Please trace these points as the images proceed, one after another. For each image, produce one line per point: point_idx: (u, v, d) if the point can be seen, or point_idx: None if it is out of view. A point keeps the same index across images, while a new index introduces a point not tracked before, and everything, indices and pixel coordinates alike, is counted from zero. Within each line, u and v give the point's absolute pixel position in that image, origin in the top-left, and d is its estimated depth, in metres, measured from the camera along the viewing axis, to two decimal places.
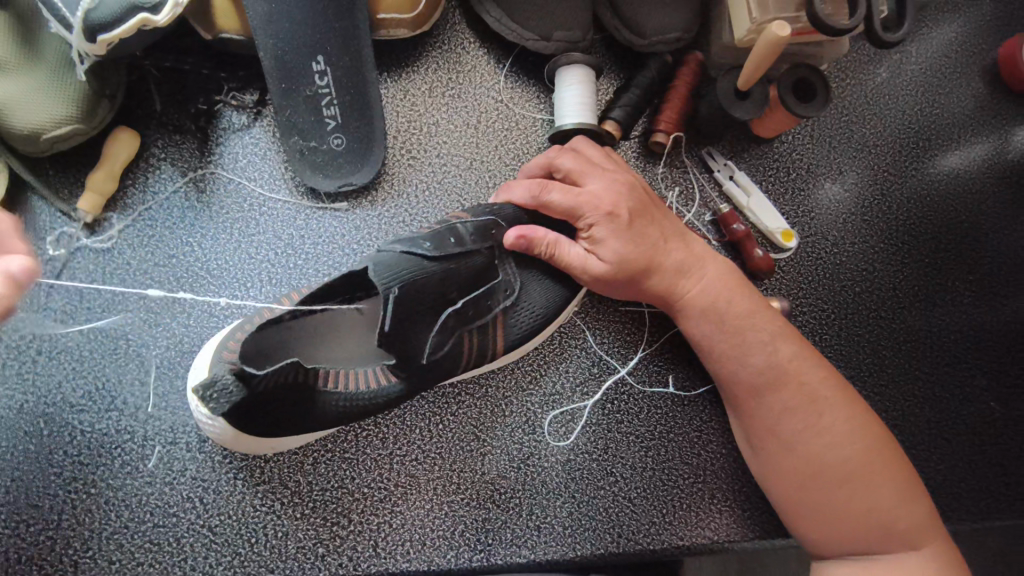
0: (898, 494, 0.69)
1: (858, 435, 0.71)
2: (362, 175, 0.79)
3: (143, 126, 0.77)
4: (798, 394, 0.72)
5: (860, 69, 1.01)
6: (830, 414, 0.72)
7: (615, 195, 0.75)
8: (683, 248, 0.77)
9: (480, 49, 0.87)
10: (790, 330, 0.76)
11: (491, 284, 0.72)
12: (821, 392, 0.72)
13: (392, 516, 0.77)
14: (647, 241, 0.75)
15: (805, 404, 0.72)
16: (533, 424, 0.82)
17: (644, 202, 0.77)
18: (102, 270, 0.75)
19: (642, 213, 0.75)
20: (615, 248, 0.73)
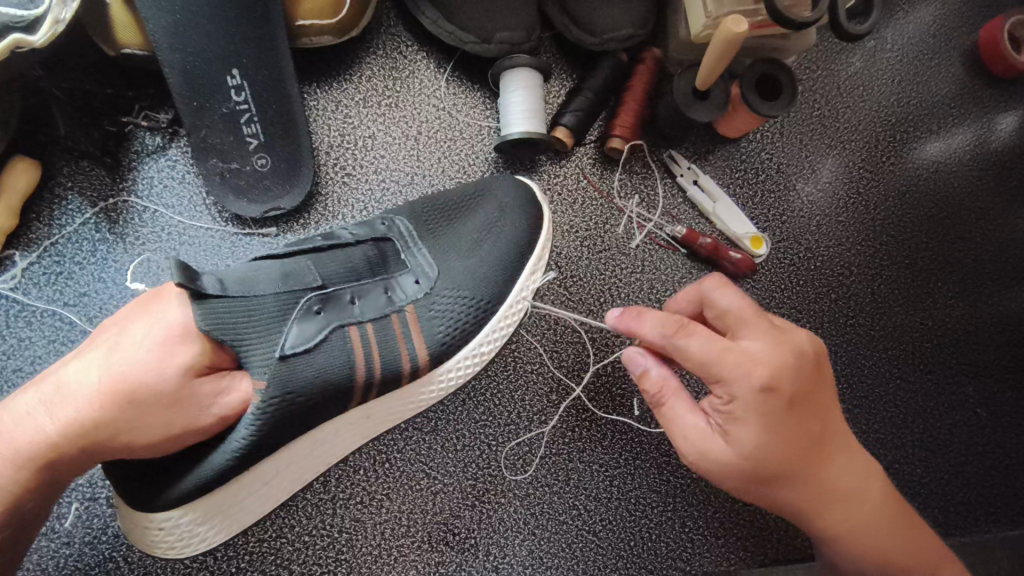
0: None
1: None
2: (291, 198, 0.72)
3: (47, 154, 0.71)
4: (829, 487, 0.60)
5: (831, 58, 0.95)
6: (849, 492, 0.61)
7: (716, 375, 0.56)
8: (779, 432, 0.56)
9: (418, 53, 0.81)
10: (807, 396, 0.57)
11: (381, 281, 0.67)
12: (889, 546, 0.62)
13: (336, 565, 0.72)
14: (778, 435, 0.56)
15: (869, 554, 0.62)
16: (488, 457, 0.76)
17: (787, 369, 0.56)
18: (6, 313, 0.68)
19: (772, 394, 0.55)
20: (736, 439, 0.56)
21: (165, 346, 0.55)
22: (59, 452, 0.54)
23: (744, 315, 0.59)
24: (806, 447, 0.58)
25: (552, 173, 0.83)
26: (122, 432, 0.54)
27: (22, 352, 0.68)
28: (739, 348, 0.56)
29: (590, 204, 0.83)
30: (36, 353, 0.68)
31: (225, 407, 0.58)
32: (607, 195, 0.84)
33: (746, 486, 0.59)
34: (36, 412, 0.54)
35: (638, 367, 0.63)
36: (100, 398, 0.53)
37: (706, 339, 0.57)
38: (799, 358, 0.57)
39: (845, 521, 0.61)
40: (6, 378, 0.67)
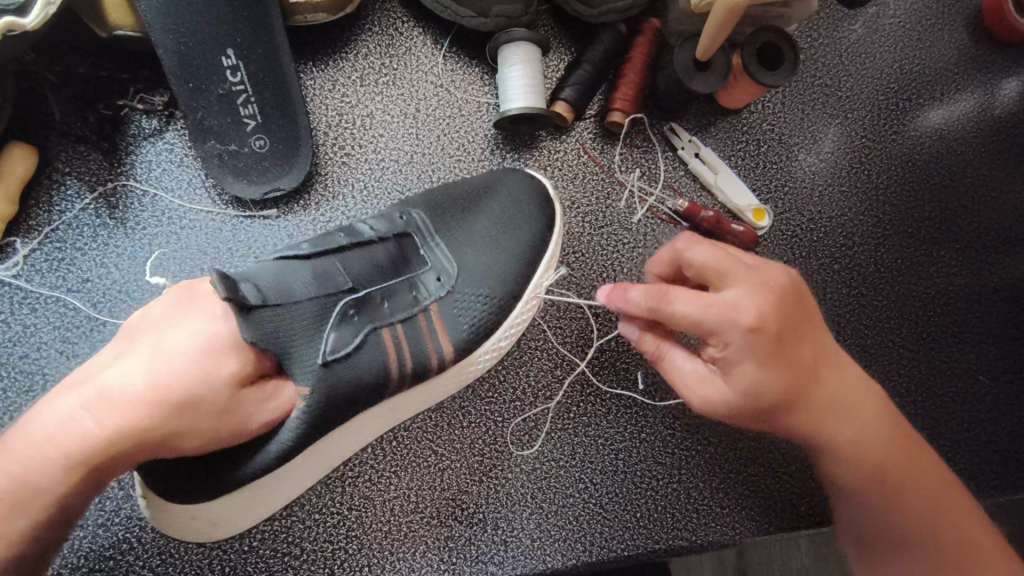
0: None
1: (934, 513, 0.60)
2: (291, 179, 0.72)
3: (43, 139, 0.70)
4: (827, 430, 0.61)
5: (833, 26, 0.94)
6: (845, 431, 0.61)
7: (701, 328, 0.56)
8: (771, 370, 0.56)
9: (414, 29, 0.79)
10: (792, 339, 0.57)
11: (405, 280, 0.67)
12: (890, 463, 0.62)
13: (347, 542, 0.73)
14: (770, 374, 0.56)
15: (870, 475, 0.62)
16: (495, 434, 0.77)
17: (772, 311, 0.55)
18: (10, 300, 0.69)
19: (761, 336, 0.54)
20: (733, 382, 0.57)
21: (211, 354, 0.55)
22: (100, 458, 0.52)
23: (721, 266, 0.57)
24: (797, 382, 0.58)
25: (551, 148, 0.82)
26: (169, 439, 0.54)
27: (27, 339, 0.68)
28: (720, 296, 0.55)
29: (590, 179, 0.83)
30: (41, 340, 0.68)
31: (269, 412, 0.58)
32: (607, 170, 0.83)
33: (745, 422, 0.60)
34: (73, 419, 0.52)
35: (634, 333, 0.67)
36: (147, 406, 0.53)
37: (687, 293, 0.56)
38: (780, 294, 0.56)
39: (843, 447, 0.62)
40: (13, 365, 0.68)
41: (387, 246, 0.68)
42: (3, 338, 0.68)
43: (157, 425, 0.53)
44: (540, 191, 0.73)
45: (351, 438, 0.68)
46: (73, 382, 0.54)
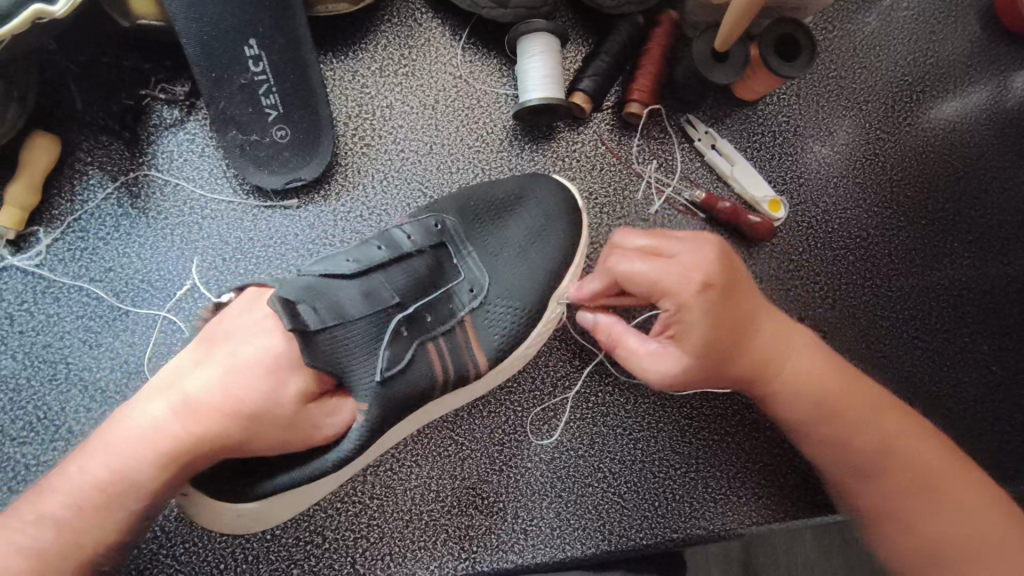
0: (974, 490, 0.62)
1: (889, 444, 0.63)
2: (312, 169, 0.72)
3: (64, 129, 0.70)
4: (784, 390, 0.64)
5: (846, 18, 0.94)
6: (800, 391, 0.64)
7: (661, 291, 0.60)
8: (723, 323, 0.60)
9: (433, 21, 0.80)
10: (733, 302, 0.60)
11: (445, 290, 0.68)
12: (836, 400, 0.64)
13: (369, 531, 0.73)
14: (723, 324, 0.60)
15: (818, 424, 0.64)
16: (514, 423, 0.77)
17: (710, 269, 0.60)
18: (33, 290, 0.69)
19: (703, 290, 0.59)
20: (692, 343, 0.60)
21: (279, 371, 0.59)
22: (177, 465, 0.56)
23: (661, 239, 0.62)
24: (745, 333, 0.62)
25: (569, 140, 0.82)
26: (242, 447, 0.57)
27: (51, 328, 0.68)
28: (665, 260, 0.60)
29: (608, 170, 0.83)
30: (64, 329, 0.69)
31: (333, 426, 0.61)
32: (625, 161, 0.84)
33: (710, 378, 0.62)
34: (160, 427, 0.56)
35: (591, 321, 0.71)
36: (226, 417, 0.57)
37: (633, 263, 0.61)
38: (717, 248, 0.61)
39: (794, 398, 0.64)
40: (37, 354, 0.68)
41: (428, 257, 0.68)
42: (26, 327, 0.68)
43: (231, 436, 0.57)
44: (565, 192, 0.74)
45: (384, 441, 0.67)
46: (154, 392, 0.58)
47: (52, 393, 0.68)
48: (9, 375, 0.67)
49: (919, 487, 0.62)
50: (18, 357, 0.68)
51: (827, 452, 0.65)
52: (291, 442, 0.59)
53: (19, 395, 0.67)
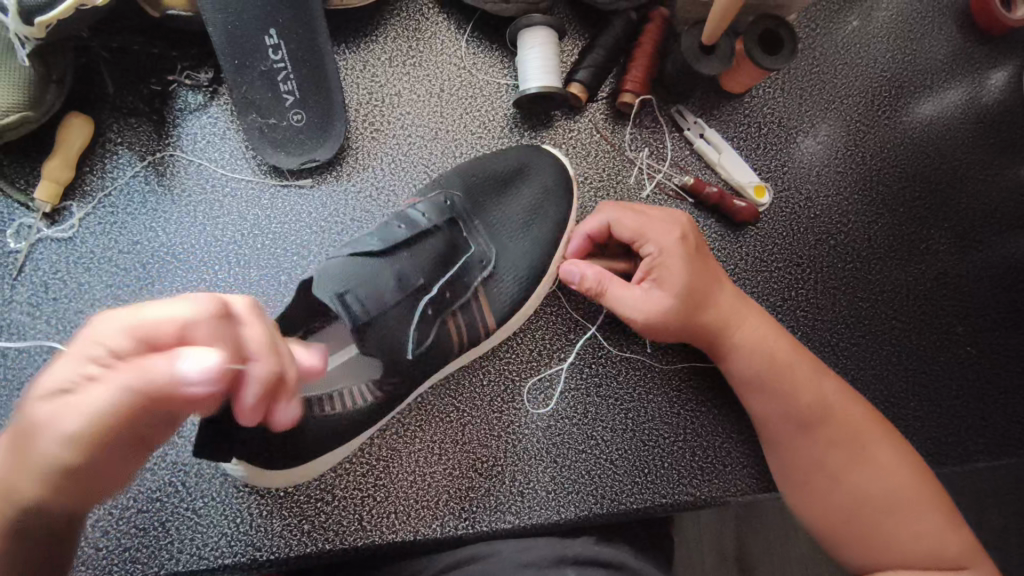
0: (890, 443, 0.74)
1: (824, 395, 0.75)
2: (326, 151, 0.77)
3: (97, 112, 0.76)
4: (747, 338, 0.76)
5: (830, 18, 1.00)
6: (759, 343, 0.76)
7: (647, 237, 0.76)
8: (694, 272, 0.75)
9: (439, 15, 0.85)
10: (705, 256, 0.77)
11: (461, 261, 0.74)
12: (781, 354, 0.76)
13: (375, 490, 0.78)
14: (695, 271, 0.75)
15: (766, 373, 0.75)
16: (512, 392, 0.82)
17: (686, 227, 0.77)
18: (66, 260, 0.74)
19: (683, 241, 0.76)
20: (670, 285, 0.74)
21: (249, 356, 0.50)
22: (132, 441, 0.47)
23: (647, 207, 0.79)
24: (712, 280, 0.77)
25: (566, 128, 0.88)
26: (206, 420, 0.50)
27: (82, 295, 0.74)
28: (649, 217, 0.77)
29: (603, 156, 0.89)
30: (94, 297, 0.74)
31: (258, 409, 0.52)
32: (618, 149, 0.89)
33: (681, 318, 0.74)
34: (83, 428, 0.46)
35: (575, 277, 0.76)
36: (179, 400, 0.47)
37: (623, 218, 0.77)
38: (686, 218, 0.79)
39: (747, 347, 0.76)
40: (69, 320, 0.73)
41: (445, 234, 0.74)
42: (59, 294, 0.73)
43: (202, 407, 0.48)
44: (561, 173, 0.81)
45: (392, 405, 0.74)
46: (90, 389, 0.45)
47: None
48: (42, 338, 0.72)
49: (847, 433, 0.73)
50: (52, 323, 0.73)
51: (774, 401, 0.75)
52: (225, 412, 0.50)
53: (51, 357, 0.72)
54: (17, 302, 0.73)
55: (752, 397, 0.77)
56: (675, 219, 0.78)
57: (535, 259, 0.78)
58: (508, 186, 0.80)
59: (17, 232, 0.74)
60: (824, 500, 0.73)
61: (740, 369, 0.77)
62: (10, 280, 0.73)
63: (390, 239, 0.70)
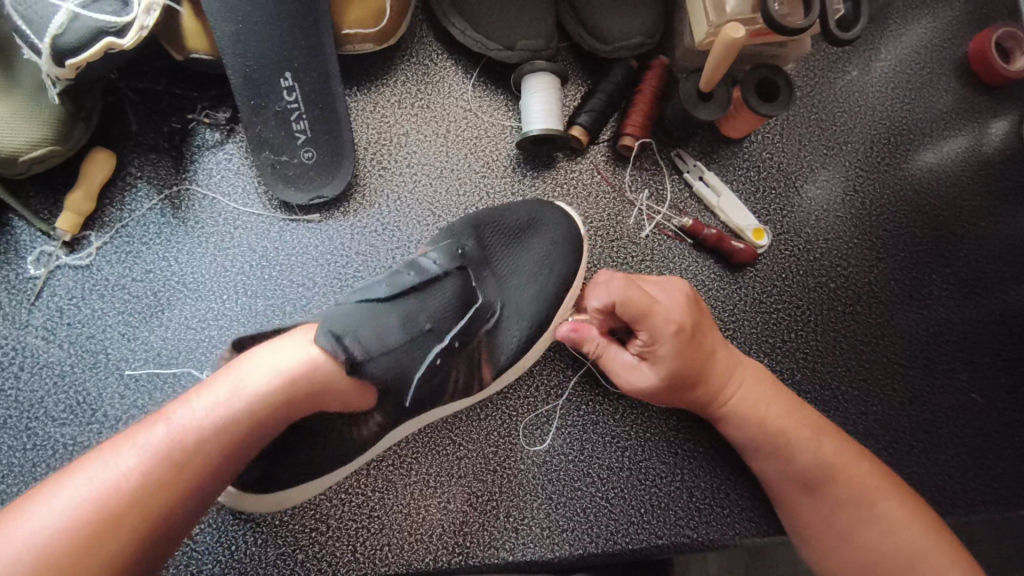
0: (899, 505, 0.72)
1: (822, 454, 0.74)
2: (334, 187, 0.81)
3: (120, 147, 0.80)
4: (745, 408, 0.75)
5: (828, 68, 1.02)
6: (758, 413, 0.75)
7: (646, 324, 0.73)
8: (690, 357, 0.73)
9: (447, 61, 0.89)
10: (700, 335, 0.75)
11: (473, 306, 0.74)
12: (778, 420, 0.75)
13: (369, 521, 0.79)
14: (690, 357, 0.73)
15: (760, 440, 0.75)
16: (509, 426, 0.83)
17: (682, 310, 0.74)
18: (82, 286, 0.77)
19: (680, 330, 0.73)
20: (663, 369, 0.73)
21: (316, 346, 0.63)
22: (177, 470, 0.56)
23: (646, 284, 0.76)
24: (707, 361, 0.75)
25: (568, 169, 0.90)
26: (277, 413, 0.61)
27: (95, 321, 0.77)
28: (652, 300, 0.74)
29: (602, 197, 0.91)
30: (107, 323, 0.77)
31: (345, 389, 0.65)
32: (618, 189, 0.91)
33: (673, 397, 0.75)
34: (128, 460, 0.55)
35: (573, 336, 0.78)
36: (216, 412, 0.59)
37: (628, 295, 0.73)
38: (686, 295, 0.77)
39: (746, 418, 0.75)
40: (81, 345, 0.76)
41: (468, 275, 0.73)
42: (73, 319, 0.76)
43: (240, 432, 0.59)
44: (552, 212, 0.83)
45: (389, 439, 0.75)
46: (208, 386, 0.60)
47: (92, 379, 0.75)
48: (55, 361, 0.75)
49: (851, 493, 0.72)
50: (64, 347, 0.76)
51: (771, 464, 0.75)
52: (312, 400, 0.63)
53: (62, 380, 0.75)
54: (32, 326, 0.76)
55: (753, 461, 0.77)
56: (672, 300, 0.75)
57: (533, 295, 0.80)
58: (517, 234, 0.81)
59: (37, 259, 0.77)
60: (834, 560, 0.72)
61: (737, 435, 0.77)
62: (28, 304, 0.76)
63: (398, 286, 0.70)
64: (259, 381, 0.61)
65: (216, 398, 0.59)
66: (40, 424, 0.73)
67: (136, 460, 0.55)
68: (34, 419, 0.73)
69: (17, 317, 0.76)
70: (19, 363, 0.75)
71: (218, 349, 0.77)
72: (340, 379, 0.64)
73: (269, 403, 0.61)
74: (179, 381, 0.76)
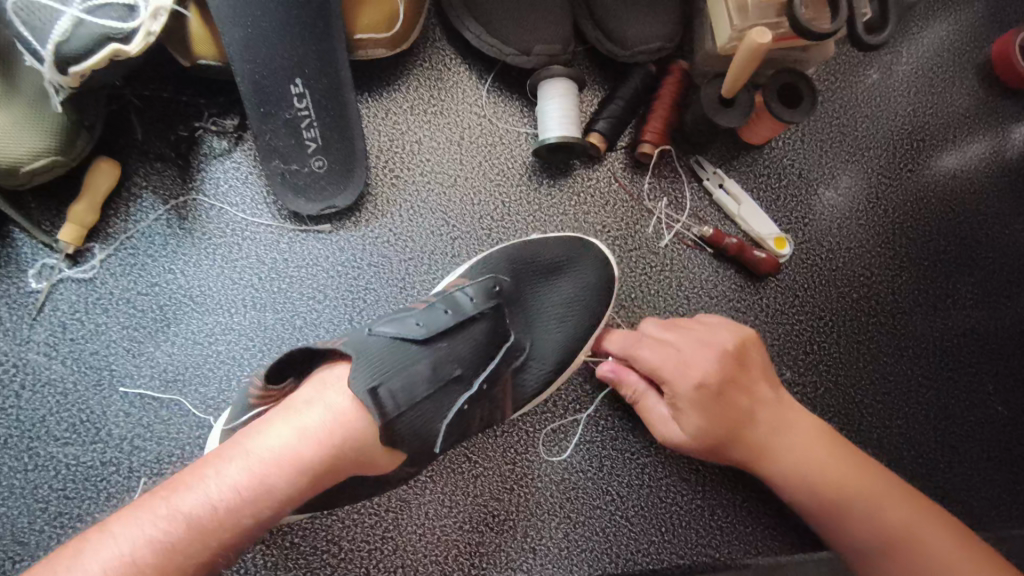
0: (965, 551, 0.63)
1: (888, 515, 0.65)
2: (346, 197, 0.78)
3: (125, 156, 0.78)
4: (796, 460, 0.69)
5: (849, 71, 1.00)
6: (811, 466, 0.68)
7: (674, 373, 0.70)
8: (729, 406, 0.69)
9: (461, 66, 0.87)
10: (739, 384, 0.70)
11: (507, 345, 0.71)
12: (836, 474, 0.68)
13: (382, 542, 0.76)
14: (728, 407, 0.69)
15: (817, 498, 0.68)
16: (525, 443, 0.80)
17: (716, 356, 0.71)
18: (86, 300, 0.75)
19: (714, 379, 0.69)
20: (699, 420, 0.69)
21: (350, 416, 0.60)
22: (191, 556, 0.52)
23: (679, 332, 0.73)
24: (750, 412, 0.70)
25: (584, 176, 0.88)
26: (305, 490, 0.57)
27: (98, 336, 0.74)
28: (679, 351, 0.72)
29: (620, 206, 0.88)
30: (111, 338, 0.74)
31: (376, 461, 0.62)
32: (637, 198, 0.89)
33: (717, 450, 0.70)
34: (148, 531, 0.51)
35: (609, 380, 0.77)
36: (242, 490, 0.54)
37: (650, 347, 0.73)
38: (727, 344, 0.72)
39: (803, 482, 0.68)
40: (85, 361, 0.73)
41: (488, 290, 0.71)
42: (76, 335, 0.74)
43: (269, 504, 0.55)
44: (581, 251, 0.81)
45: None
46: (235, 450, 0.56)
47: (96, 397, 0.73)
48: (57, 379, 0.73)
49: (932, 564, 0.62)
50: (67, 364, 0.73)
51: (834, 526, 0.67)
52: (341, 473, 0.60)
53: (65, 398, 0.72)
54: (34, 342, 0.73)
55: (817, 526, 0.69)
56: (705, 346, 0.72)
57: (548, 307, 0.78)
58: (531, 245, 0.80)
59: (38, 273, 0.74)
60: None
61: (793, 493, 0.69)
62: (29, 319, 0.74)
63: (433, 325, 0.67)
64: (289, 453, 0.57)
65: (244, 467, 0.55)
66: (42, 444, 0.71)
67: (158, 534, 0.51)
68: (36, 439, 0.71)
69: (18, 332, 0.73)
70: (20, 380, 0.72)
71: (227, 365, 0.75)
72: (371, 452, 0.61)
73: (300, 481, 0.57)
74: (186, 398, 0.74)
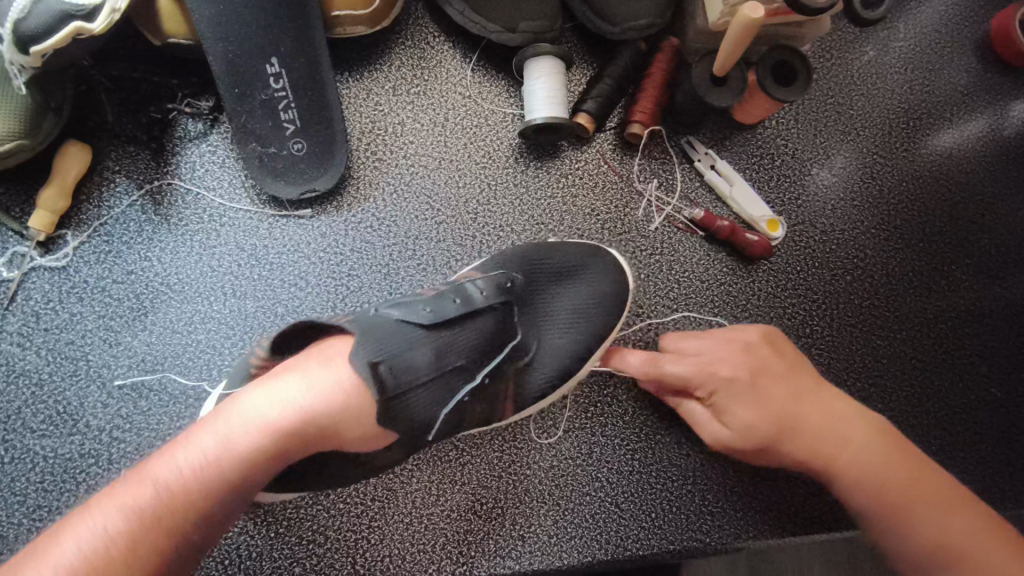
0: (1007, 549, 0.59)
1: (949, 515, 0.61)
2: (326, 181, 0.76)
3: (96, 139, 0.75)
4: (842, 454, 0.66)
5: (845, 48, 0.97)
6: (860, 463, 0.65)
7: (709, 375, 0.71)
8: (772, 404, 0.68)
9: (444, 44, 0.84)
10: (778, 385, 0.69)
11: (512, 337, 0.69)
12: (891, 474, 0.64)
13: (369, 532, 0.75)
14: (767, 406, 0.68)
15: (874, 493, 0.64)
16: (513, 431, 0.79)
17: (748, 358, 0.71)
18: (59, 289, 0.73)
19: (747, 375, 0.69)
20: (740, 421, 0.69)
21: (332, 386, 0.59)
22: (165, 526, 0.52)
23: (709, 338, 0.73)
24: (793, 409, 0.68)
25: (573, 158, 0.86)
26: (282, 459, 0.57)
27: (73, 326, 0.72)
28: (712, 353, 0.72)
29: (610, 188, 0.86)
30: (86, 328, 0.72)
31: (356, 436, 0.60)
32: (627, 180, 0.87)
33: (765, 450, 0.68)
34: (126, 498, 0.52)
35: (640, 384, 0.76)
36: (218, 457, 0.54)
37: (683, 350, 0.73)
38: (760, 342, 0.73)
39: (852, 474, 0.65)
40: (60, 351, 0.72)
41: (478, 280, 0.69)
42: (50, 324, 0.72)
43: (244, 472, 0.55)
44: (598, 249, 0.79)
45: None
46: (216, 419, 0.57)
47: (72, 388, 0.71)
48: (32, 370, 0.71)
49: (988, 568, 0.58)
50: (41, 354, 0.71)
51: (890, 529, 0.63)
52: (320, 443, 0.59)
53: (41, 389, 0.71)
54: (7, 332, 0.71)
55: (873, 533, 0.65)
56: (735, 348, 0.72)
57: None
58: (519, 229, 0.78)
59: (9, 261, 0.72)
60: None
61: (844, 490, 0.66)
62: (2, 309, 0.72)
63: (441, 314, 0.64)
64: (268, 421, 0.57)
65: (221, 435, 0.55)
66: (18, 436, 0.69)
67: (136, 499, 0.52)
68: (12, 431, 0.69)
69: None
70: None
71: (206, 353, 0.73)
72: (350, 426, 0.59)
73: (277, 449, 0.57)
74: (166, 388, 0.72)
